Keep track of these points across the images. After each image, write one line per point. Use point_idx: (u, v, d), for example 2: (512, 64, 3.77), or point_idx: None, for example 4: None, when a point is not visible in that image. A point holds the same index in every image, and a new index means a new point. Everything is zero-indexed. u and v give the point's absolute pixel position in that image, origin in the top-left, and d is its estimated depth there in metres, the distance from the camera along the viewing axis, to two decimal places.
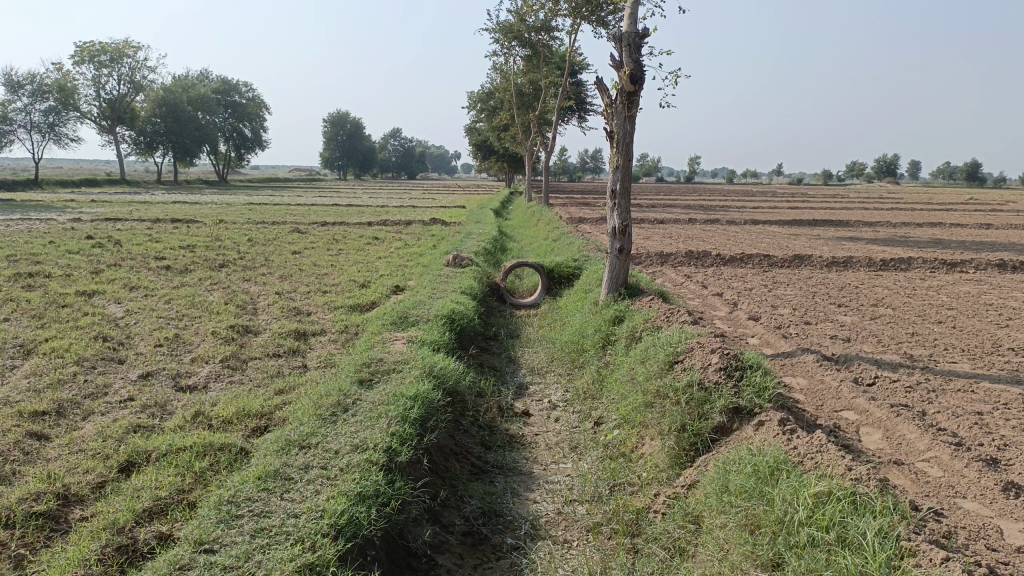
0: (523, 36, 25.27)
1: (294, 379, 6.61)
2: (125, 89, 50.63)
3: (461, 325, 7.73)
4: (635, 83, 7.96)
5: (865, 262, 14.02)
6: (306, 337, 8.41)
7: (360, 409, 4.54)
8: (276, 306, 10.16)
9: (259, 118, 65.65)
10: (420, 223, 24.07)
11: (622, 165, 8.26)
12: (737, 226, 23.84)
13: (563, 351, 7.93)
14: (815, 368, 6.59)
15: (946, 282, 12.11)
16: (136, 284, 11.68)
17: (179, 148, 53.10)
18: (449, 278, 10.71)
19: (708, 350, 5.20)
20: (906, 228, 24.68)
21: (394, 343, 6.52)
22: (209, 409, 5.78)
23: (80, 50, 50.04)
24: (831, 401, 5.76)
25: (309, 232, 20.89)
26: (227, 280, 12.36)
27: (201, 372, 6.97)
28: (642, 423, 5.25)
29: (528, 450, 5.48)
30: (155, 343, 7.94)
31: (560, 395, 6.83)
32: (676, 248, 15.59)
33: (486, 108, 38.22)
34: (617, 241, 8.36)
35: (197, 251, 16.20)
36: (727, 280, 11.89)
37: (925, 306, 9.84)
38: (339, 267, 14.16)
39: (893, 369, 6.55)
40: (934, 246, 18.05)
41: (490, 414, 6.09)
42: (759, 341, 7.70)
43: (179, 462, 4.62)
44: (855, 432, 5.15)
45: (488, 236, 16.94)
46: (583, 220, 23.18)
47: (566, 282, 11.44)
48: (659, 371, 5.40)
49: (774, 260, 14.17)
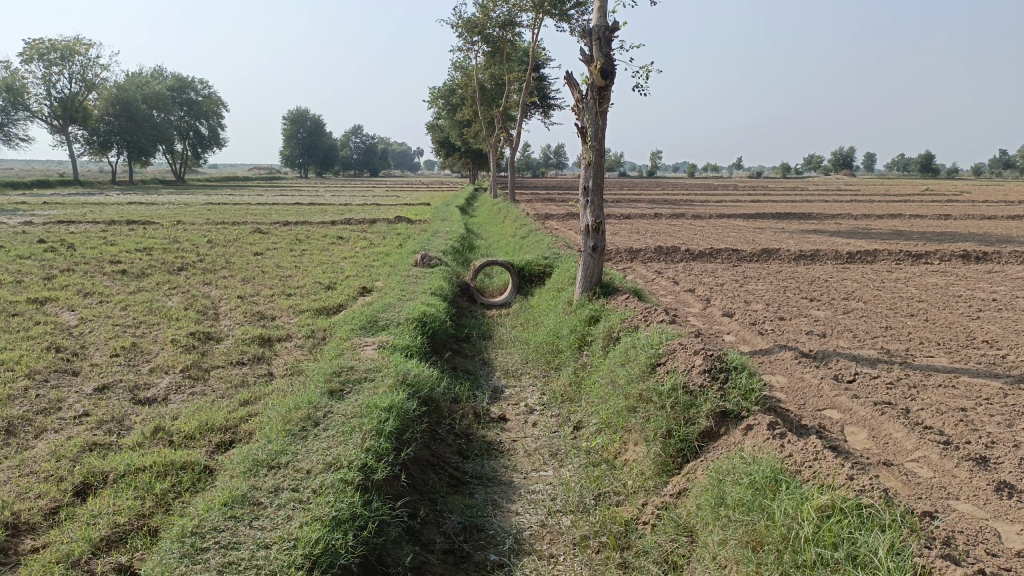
0: (485, 30, 25.04)
1: (259, 390, 6.34)
2: (77, 88, 49.30)
3: (432, 328, 7.50)
4: (605, 78, 7.80)
5: (832, 254, 14.09)
6: (270, 343, 8.11)
7: (333, 421, 4.31)
8: (238, 311, 9.81)
9: (216, 116, 64.48)
10: (384, 221, 23.73)
11: (594, 161, 8.10)
12: (703, 220, 23.93)
13: (538, 353, 7.74)
14: (794, 365, 6.49)
15: (912, 274, 12.19)
16: (91, 290, 11.23)
17: (134, 148, 51.87)
18: (418, 278, 10.47)
19: (691, 352, 5.05)
20: (868, 220, 25.00)
21: (364, 349, 6.28)
22: (170, 424, 5.48)
23: (29, 48, 48.58)
24: (813, 400, 5.66)
25: (271, 232, 20.45)
26: (187, 284, 11.97)
27: (161, 383, 6.66)
28: (625, 428, 5.09)
29: (508, 458, 5.29)
30: (112, 353, 7.59)
31: (537, 398, 6.66)
32: (644, 244, 15.52)
33: (448, 104, 37.87)
34: (590, 238, 8.20)
35: (155, 254, 15.71)
36: (698, 275, 11.82)
37: (895, 299, 9.85)
38: (303, 269, 13.83)
39: (872, 365, 6.49)
40: (897, 237, 18.27)
41: (465, 420, 5.89)
42: (735, 338, 7.60)
43: (139, 483, 4.34)
44: (841, 432, 5.05)
45: (455, 234, 16.71)
46: (550, 216, 23.06)
47: (537, 281, 11.26)
48: (640, 373, 5.24)
49: (742, 254, 14.16)
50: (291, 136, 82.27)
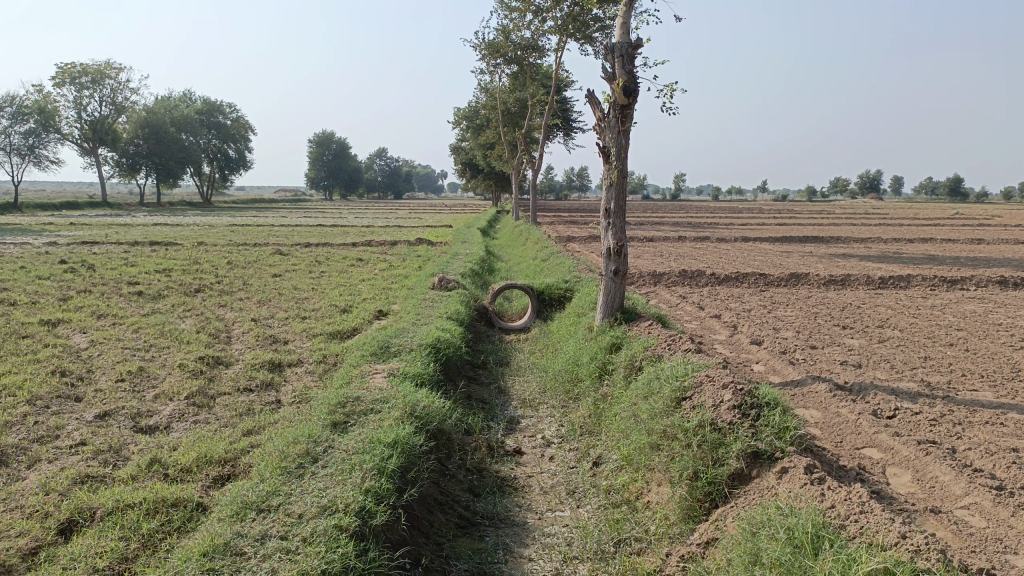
0: (508, 53, 24.97)
1: (265, 419, 6.07)
2: (107, 111, 50.11)
3: (446, 354, 7.19)
4: (628, 96, 7.52)
5: (863, 280, 13.63)
6: (280, 369, 7.86)
7: (333, 458, 4.02)
8: (251, 334, 9.59)
9: (243, 139, 65.22)
10: (405, 243, 23.58)
11: (616, 182, 7.81)
12: (728, 244, 23.51)
13: (556, 382, 7.41)
14: (828, 399, 6.11)
15: (948, 300, 11.73)
16: (105, 312, 11.09)
17: (162, 170, 52.41)
18: (434, 302, 10.19)
19: (719, 385, 4.69)
20: (898, 244, 24.45)
21: (373, 377, 6.00)
22: (167, 456, 5.21)
23: (61, 72, 49.46)
24: (851, 438, 5.27)
25: (291, 254, 20.33)
26: (202, 306, 11.79)
27: (164, 410, 6.41)
28: (648, 467, 4.74)
29: (522, 495, 4.96)
30: (117, 378, 7.36)
31: (555, 429, 6.32)
32: (668, 268, 15.16)
33: (471, 127, 37.87)
34: (612, 262, 7.89)
35: (173, 275, 15.62)
36: (725, 300, 11.44)
37: (932, 327, 9.41)
38: (320, 291, 13.63)
39: (912, 399, 6.08)
40: (930, 262, 17.74)
41: (478, 454, 5.56)
42: (765, 368, 7.23)
43: (125, 522, 4.06)
44: (882, 474, 4.67)
45: (475, 257, 16.47)
46: (573, 239, 22.79)
47: (557, 305, 10.94)
48: (664, 408, 4.89)
49: (769, 278, 13.76)
50: (316, 158, 82.92)
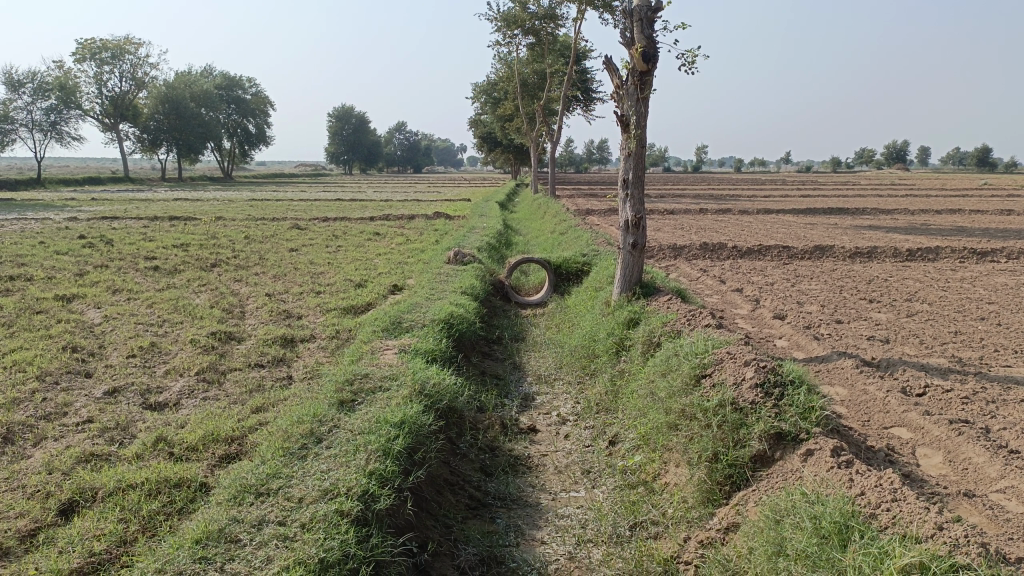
0: (526, 23, 24.51)
1: (274, 395, 5.96)
2: (127, 86, 50.16)
3: (460, 330, 7.03)
4: (647, 62, 7.23)
5: (890, 252, 13.27)
6: (293, 344, 7.74)
7: (337, 439, 3.87)
8: (265, 309, 9.48)
9: (262, 114, 65.17)
10: (423, 217, 23.38)
11: (634, 152, 7.55)
12: (750, 216, 23.10)
13: (573, 357, 7.23)
14: (855, 375, 5.88)
15: (978, 272, 11.37)
16: (120, 287, 11.03)
17: (183, 145, 52.46)
18: (450, 276, 10.02)
19: (741, 363, 4.49)
20: (925, 215, 23.89)
21: (383, 354, 5.86)
22: (173, 434, 5.11)
23: (81, 48, 49.50)
24: (879, 416, 5.07)
25: (308, 229, 20.23)
26: (217, 281, 11.72)
27: (173, 387, 6.32)
28: (666, 447, 4.55)
29: (536, 475, 4.81)
30: (128, 354, 7.27)
31: (570, 407, 6.15)
32: (689, 240, 14.87)
33: (490, 100, 37.49)
34: (630, 235, 7.65)
35: (190, 250, 15.57)
36: (746, 274, 11.18)
37: (963, 300, 9.10)
38: (336, 266, 13.51)
39: (943, 376, 5.85)
40: (958, 233, 17.30)
41: (491, 432, 5.41)
42: (788, 343, 7.00)
43: (126, 504, 3.96)
44: (911, 455, 4.46)
45: (492, 231, 16.26)
46: (591, 212, 22.51)
47: (574, 279, 10.73)
48: (683, 387, 4.69)
49: (792, 251, 13.44)
50: (336, 132, 82.74)
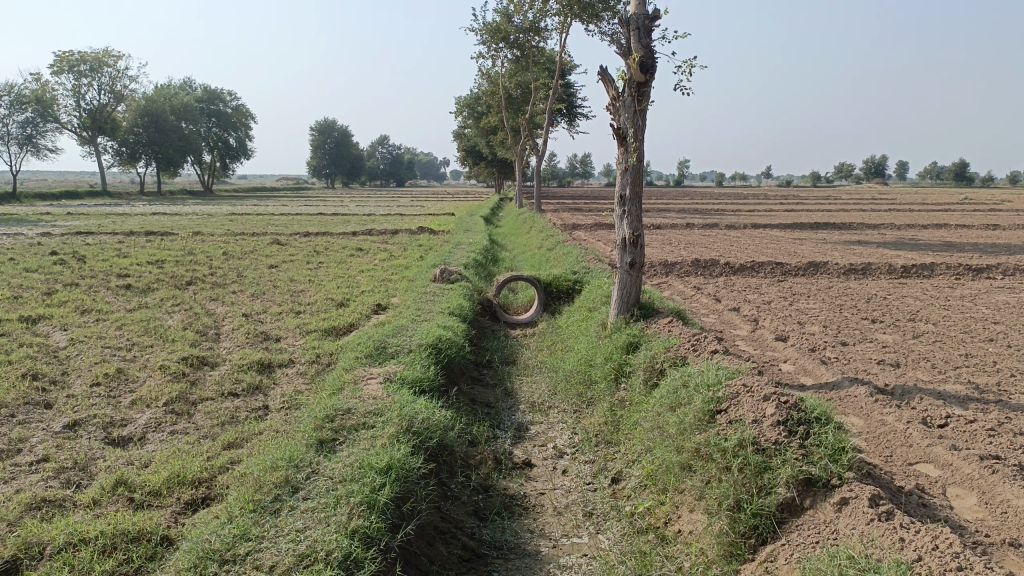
0: (510, 36, 24.28)
1: (248, 429, 5.52)
2: (106, 99, 49.35)
3: (448, 356, 6.61)
4: (645, 72, 6.91)
5: (884, 269, 13.00)
6: (270, 370, 7.28)
7: (316, 488, 3.45)
8: (241, 331, 9.01)
9: (244, 127, 64.56)
10: (406, 232, 22.93)
11: (632, 167, 7.21)
12: (737, 231, 22.87)
13: (568, 383, 6.84)
14: (869, 403, 5.53)
15: (977, 290, 11.10)
16: (89, 308, 10.49)
17: (162, 159, 51.72)
18: (436, 295, 9.61)
19: (758, 396, 4.12)
20: (912, 230, 23.77)
21: (367, 383, 5.44)
22: (135, 475, 4.65)
23: (59, 60, 48.73)
24: (902, 451, 4.70)
25: (289, 244, 19.74)
26: (192, 300, 11.22)
27: (139, 419, 5.85)
28: (677, 489, 4.17)
29: (533, 518, 4.39)
30: (92, 382, 6.78)
31: (567, 438, 5.75)
32: (680, 257, 14.56)
33: (473, 114, 37.20)
34: (627, 254, 7.29)
35: (166, 267, 15.03)
36: (742, 292, 10.84)
37: (967, 320, 8.79)
38: (317, 283, 13.04)
39: (962, 404, 5.50)
40: (948, 249, 17.11)
41: (484, 469, 5.00)
42: (794, 367, 6.65)
43: (76, 562, 3.52)
44: (943, 495, 4.09)
45: (478, 247, 15.87)
46: (578, 227, 22.19)
47: (565, 298, 10.36)
48: (696, 423, 4.31)
49: (786, 268, 13.14)
50: (318, 146, 82.15)
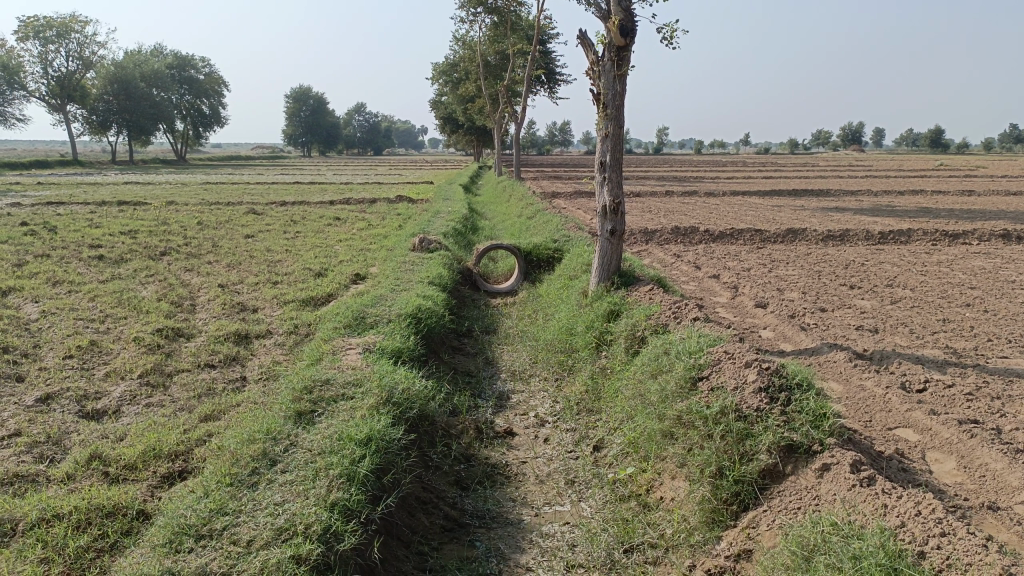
0: (489, 1, 23.89)
1: (225, 401, 5.44)
2: (74, 66, 48.13)
3: (428, 325, 6.55)
4: (625, 35, 6.79)
5: (863, 235, 13.06)
6: (248, 341, 7.18)
7: (295, 460, 3.39)
8: (217, 302, 8.88)
9: (218, 95, 63.38)
10: (384, 201, 22.70)
11: (612, 133, 7.13)
12: (717, 198, 22.86)
13: (549, 352, 6.82)
14: (849, 369, 5.55)
15: (953, 255, 11.18)
16: (61, 279, 10.28)
17: (133, 127, 50.74)
18: (415, 264, 9.51)
19: (741, 363, 4.10)
20: (889, 196, 23.89)
21: (347, 354, 5.37)
22: (110, 449, 4.57)
23: (24, 25, 47.36)
24: (881, 416, 4.73)
25: (265, 213, 19.47)
26: (166, 271, 11.05)
27: (113, 392, 5.75)
28: (659, 456, 4.16)
29: (515, 486, 4.38)
30: (65, 354, 6.65)
31: (548, 407, 5.73)
32: (660, 224, 14.54)
33: (451, 81, 36.76)
34: (608, 221, 7.24)
35: (139, 237, 14.77)
36: (721, 259, 10.86)
37: (943, 285, 8.85)
38: (294, 253, 12.88)
39: (940, 369, 5.54)
40: (924, 215, 17.21)
41: (465, 438, 4.97)
42: (774, 333, 6.66)
43: (50, 538, 3.45)
44: (922, 460, 4.12)
45: (457, 215, 15.74)
46: (557, 195, 22.08)
47: (546, 266, 10.30)
48: (678, 391, 4.29)
49: (765, 234, 13.16)
50: (293, 113, 80.90)
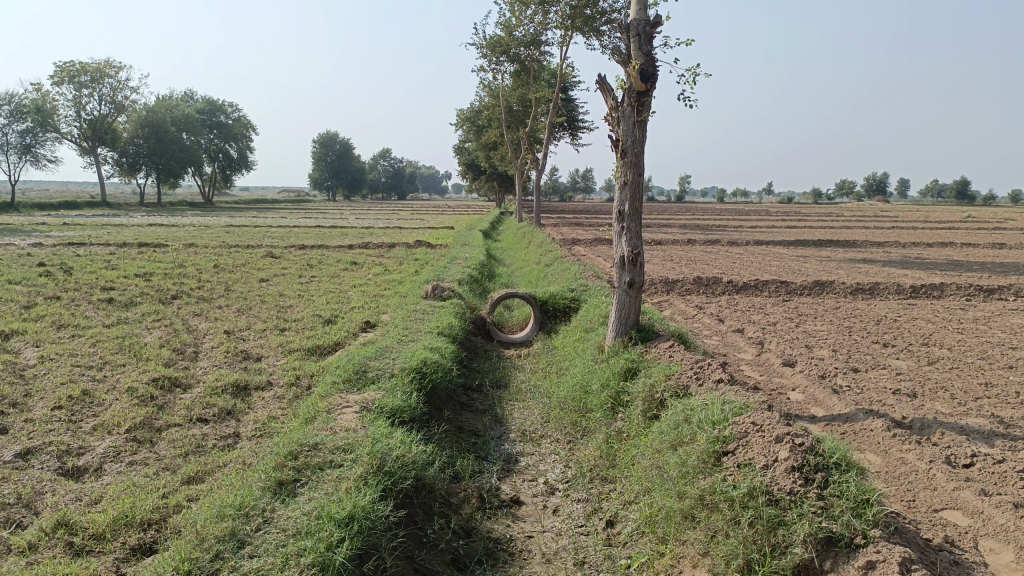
0: (512, 50, 23.98)
1: (212, 461, 5.08)
2: (106, 109, 49.17)
3: (433, 381, 6.18)
4: (645, 81, 6.53)
5: (893, 289, 12.57)
6: (246, 393, 6.84)
7: (265, 542, 3.04)
8: (220, 349, 8.58)
9: (246, 139, 64.40)
10: (403, 246, 22.57)
11: (631, 180, 6.80)
12: (741, 248, 22.46)
13: (561, 411, 6.40)
14: (887, 438, 5.10)
15: (989, 312, 10.66)
16: (67, 323, 10.07)
17: (162, 170, 51.47)
18: (426, 313, 9.19)
19: (769, 437, 3.70)
20: (917, 248, 23.35)
21: (343, 412, 5.01)
22: (80, 514, 4.20)
23: (60, 70, 48.58)
24: (926, 495, 4.27)
25: (282, 257, 19.34)
26: (174, 316, 10.81)
27: (97, 448, 5.41)
28: (679, 540, 3.73)
29: (519, 566, 3.94)
30: (54, 404, 6.35)
31: (559, 472, 5.30)
32: (681, 273, 14.15)
33: (474, 127, 36.96)
34: (626, 272, 6.88)
35: (153, 280, 14.61)
36: (746, 312, 10.44)
37: (983, 345, 8.35)
38: (306, 298, 12.64)
39: (988, 441, 5.07)
40: (956, 268, 16.67)
41: (466, 508, 4.55)
42: (803, 396, 6.22)
43: None
44: (975, 549, 3.65)
45: (474, 262, 15.47)
46: (577, 243, 21.78)
47: (562, 317, 9.93)
48: (701, 466, 3.88)
49: (791, 286, 12.72)
50: (319, 158, 81.99)
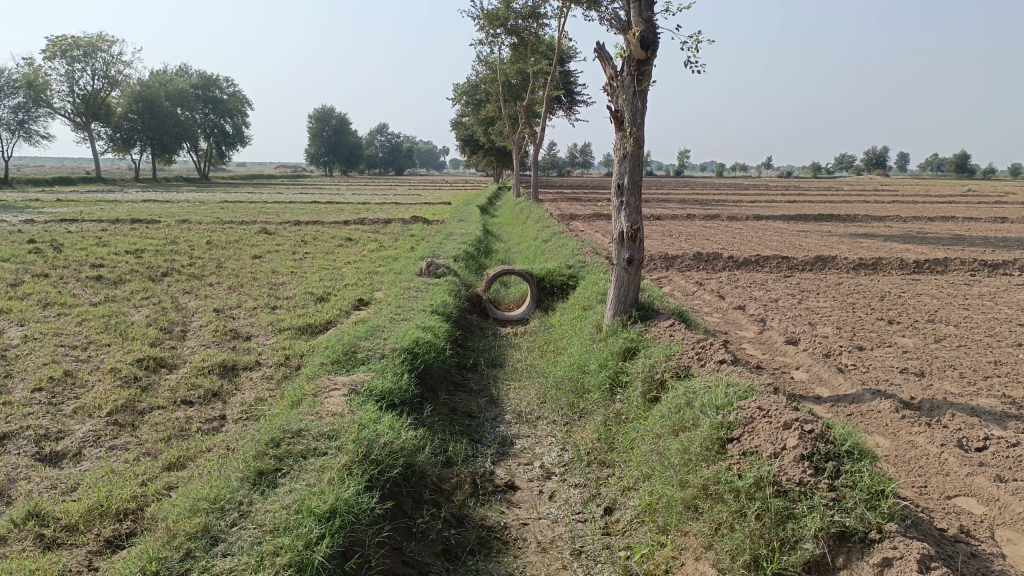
0: (509, 22, 23.50)
1: (193, 446, 4.88)
2: (99, 84, 48.51)
3: (425, 361, 5.96)
4: (645, 48, 6.24)
5: (897, 264, 12.35)
6: (234, 373, 6.64)
7: (239, 540, 2.87)
8: (209, 328, 8.36)
9: (241, 114, 63.78)
10: (400, 221, 22.30)
11: (630, 153, 6.55)
12: (740, 223, 22.20)
13: (558, 391, 6.20)
14: (896, 420, 4.91)
15: (995, 288, 10.45)
16: (53, 301, 9.83)
17: (157, 145, 50.89)
18: (420, 290, 8.97)
19: (777, 424, 3.51)
20: (918, 223, 23.10)
21: (330, 396, 4.80)
22: (54, 504, 4.01)
23: (52, 45, 47.89)
24: (938, 480, 4.08)
25: (276, 233, 19.08)
26: (163, 294, 10.59)
27: (76, 432, 5.20)
28: (681, 531, 3.55)
29: (514, 556, 3.76)
30: (35, 386, 6.15)
31: (555, 455, 5.11)
32: (680, 249, 13.91)
33: (472, 101, 36.49)
34: (625, 249, 6.67)
35: (144, 257, 14.36)
36: (747, 288, 10.22)
37: (990, 322, 8.15)
38: (299, 275, 12.41)
39: (1000, 423, 4.88)
40: (959, 243, 16.43)
41: (458, 495, 4.37)
42: (808, 375, 6.02)
43: None
44: (993, 540, 3.47)
45: (471, 238, 15.22)
46: (576, 218, 21.54)
47: (560, 294, 9.72)
48: (705, 453, 3.69)
49: (792, 262, 12.50)
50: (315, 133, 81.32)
